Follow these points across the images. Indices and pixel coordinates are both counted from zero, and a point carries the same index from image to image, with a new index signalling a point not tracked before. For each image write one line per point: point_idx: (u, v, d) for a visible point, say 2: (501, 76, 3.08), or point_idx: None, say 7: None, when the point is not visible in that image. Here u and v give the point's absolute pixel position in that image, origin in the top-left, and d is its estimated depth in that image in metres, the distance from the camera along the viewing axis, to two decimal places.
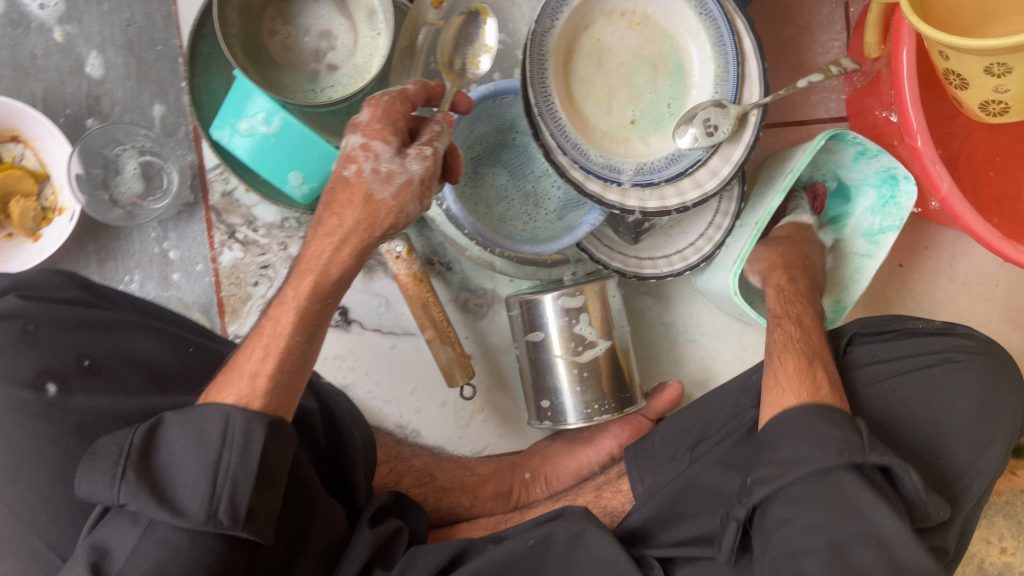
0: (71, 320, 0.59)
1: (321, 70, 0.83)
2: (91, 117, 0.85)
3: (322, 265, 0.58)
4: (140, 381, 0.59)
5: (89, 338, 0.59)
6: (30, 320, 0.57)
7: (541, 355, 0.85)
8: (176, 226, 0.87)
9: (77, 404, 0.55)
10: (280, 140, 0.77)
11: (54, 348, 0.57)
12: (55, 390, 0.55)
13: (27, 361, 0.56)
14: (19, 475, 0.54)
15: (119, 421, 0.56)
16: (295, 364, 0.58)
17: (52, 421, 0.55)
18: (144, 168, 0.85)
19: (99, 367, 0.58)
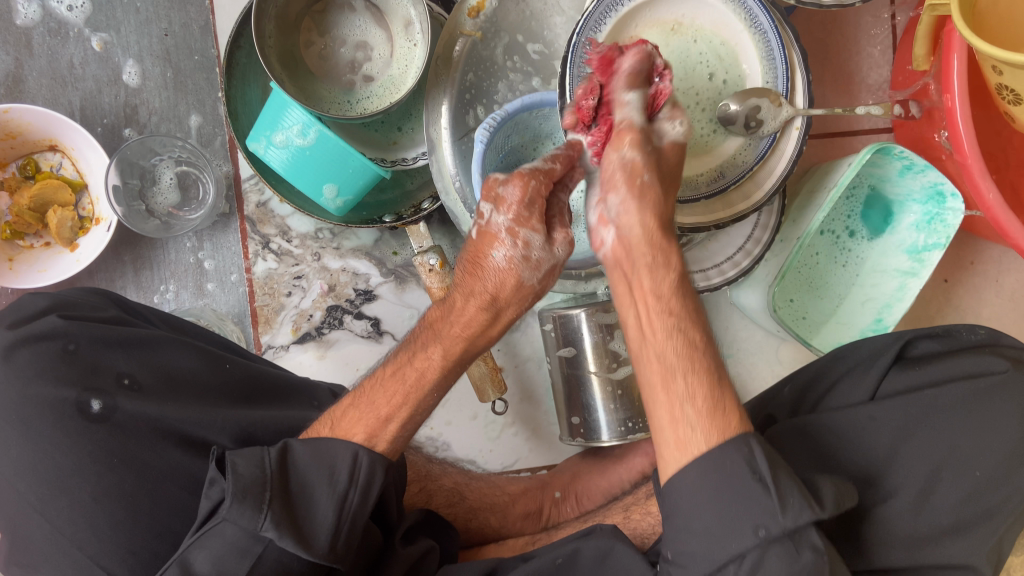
0: (110, 338, 0.59)
1: (357, 81, 0.83)
2: (128, 127, 0.85)
3: (473, 332, 0.59)
4: (173, 395, 0.59)
5: (127, 355, 0.60)
6: (71, 338, 0.58)
7: (575, 371, 0.84)
8: (211, 236, 0.87)
9: (119, 423, 0.56)
10: (316, 154, 0.77)
11: (94, 365, 0.58)
12: (98, 407, 0.56)
13: (71, 376, 0.57)
14: (59, 494, 0.54)
15: (163, 437, 0.57)
16: (422, 418, 0.59)
17: (101, 437, 0.55)
18: (180, 177, 0.85)
19: (140, 382, 0.59)
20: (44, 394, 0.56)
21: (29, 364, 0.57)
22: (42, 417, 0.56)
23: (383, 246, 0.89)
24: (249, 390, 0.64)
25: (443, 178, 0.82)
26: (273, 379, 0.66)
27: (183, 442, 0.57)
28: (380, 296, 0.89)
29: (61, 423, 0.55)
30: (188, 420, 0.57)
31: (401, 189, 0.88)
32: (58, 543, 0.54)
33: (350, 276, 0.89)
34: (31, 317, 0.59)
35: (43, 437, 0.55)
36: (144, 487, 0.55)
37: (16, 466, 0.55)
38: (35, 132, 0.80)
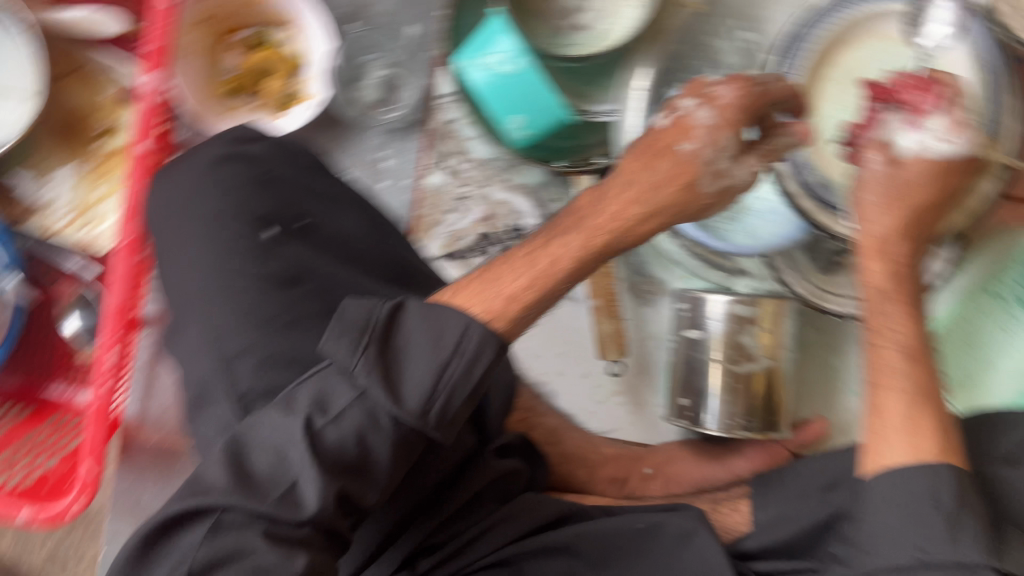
0: (304, 182, 0.65)
1: (567, 27, 0.85)
2: (352, 22, 0.92)
3: (615, 224, 0.58)
4: (334, 254, 0.64)
5: (311, 203, 0.65)
6: (273, 170, 0.65)
7: (698, 354, 0.85)
8: (396, 140, 0.93)
9: (282, 254, 0.61)
10: (517, 82, 0.82)
11: (281, 200, 0.64)
12: (271, 236, 0.62)
13: (259, 202, 0.63)
14: (220, 305, 0.60)
15: (307, 286, 0.61)
16: (546, 307, 0.57)
17: (267, 262, 0.61)
18: (388, 78, 0.91)
19: (311, 229, 0.64)
20: (233, 209, 0.62)
21: (233, 178, 0.63)
22: (225, 228, 0.61)
23: (545, 191, 0.93)
24: (400, 276, 0.67)
25: (621, 133, 0.83)
26: (425, 275, 0.69)
27: (330, 294, 0.61)
28: (531, 235, 0.93)
29: (239, 237, 0.61)
30: (343, 273, 0.62)
31: (577, 140, 0.88)
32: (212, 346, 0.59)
33: (508, 211, 0.94)
34: (248, 139, 0.66)
35: (222, 245, 0.61)
36: (288, 317, 0.59)
37: (194, 267, 0.62)
38: (278, 4, 0.88)
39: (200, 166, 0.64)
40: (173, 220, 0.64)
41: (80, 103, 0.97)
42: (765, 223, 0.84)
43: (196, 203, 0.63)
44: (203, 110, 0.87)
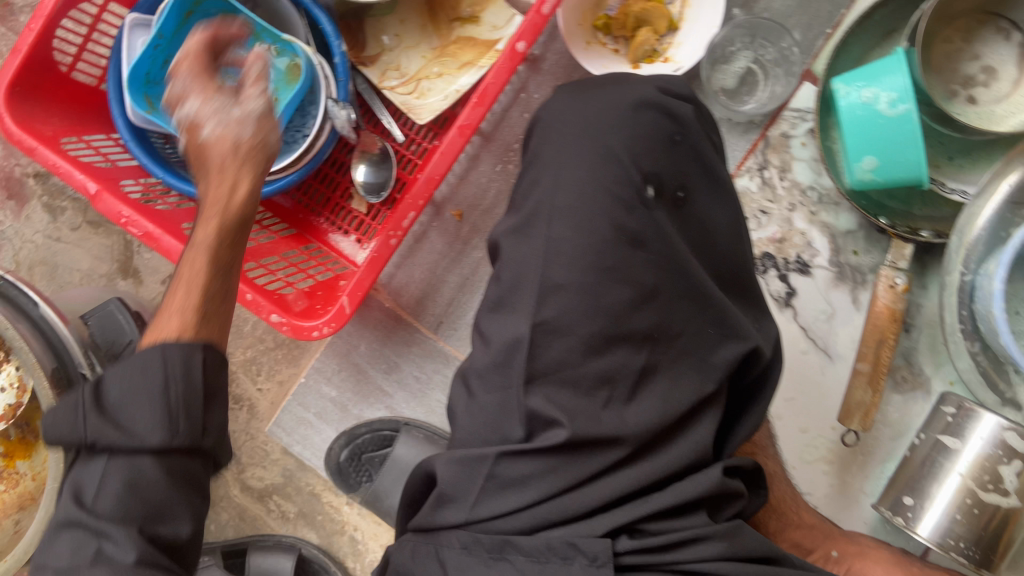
0: (699, 158, 0.66)
1: (960, 96, 0.82)
2: (740, 7, 0.91)
3: (221, 207, 0.59)
4: (693, 238, 0.66)
5: (694, 178, 0.66)
6: (681, 134, 0.65)
7: (941, 459, 0.81)
8: (727, 132, 0.93)
9: (652, 219, 0.63)
10: (887, 125, 0.79)
11: (674, 166, 0.65)
12: (651, 196, 0.63)
13: (652, 159, 0.64)
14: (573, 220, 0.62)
15: (643, 254, 0.62)
16: (217, 298, 0.59)
17: (632, 217, 0.62)
18: (747, 72, 0.90)
19: (686, 205, 0.65)
20: (629, 152, 0.63)
21: (645, 126, 0.64)
22: (617, 171, 0.63)
23: (849, 240, 0.90)
24: (732, 278, 0.67)
25: (968, 220, 0.80)
26: (750, 287, 0.69)
27: (673, 274, 0.63)
28: (813, 275, 0.91)
29: (618, 180, 0.63)
30: (684, 261, 0.63)
31: (907, 206, 0.87)
32: (545, 259, 0.62)
33: (802, 243, 0.92)
34: (674, 99, 0.66)
35: (601, 178, 0.63)
36: (629, 274, 0.61)
37: (563, 180, 0.63)
38: None
39: (621, 101, 0.65)
40: (567, 132, 0.66)
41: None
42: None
43: (597, 129, 0.64)
44: (574, 33, 0.89)
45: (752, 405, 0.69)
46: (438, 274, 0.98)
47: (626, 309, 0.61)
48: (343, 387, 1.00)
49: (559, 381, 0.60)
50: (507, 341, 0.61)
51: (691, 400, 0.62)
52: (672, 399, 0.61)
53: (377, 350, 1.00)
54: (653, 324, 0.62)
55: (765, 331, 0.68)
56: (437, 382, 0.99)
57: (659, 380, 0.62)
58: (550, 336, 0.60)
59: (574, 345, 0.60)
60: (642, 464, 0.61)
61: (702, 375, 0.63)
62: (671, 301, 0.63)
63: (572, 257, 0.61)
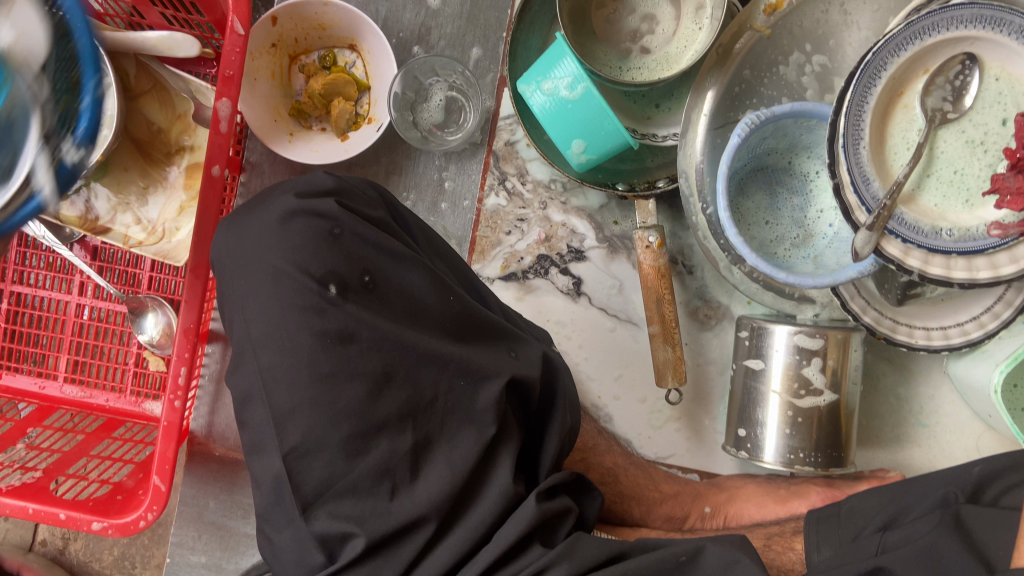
0: (368, 236, 0.62)
1: (634, 50, 0.85)
2: (417, 45, 0.92)
3: None
4: (400, 312, 0.62)
5: (377, 256, 0.62)
6: (337, 223, 0.61)
7: (756, 384, 0.83)
8: (457, 161, 0.94)
9: (347, 312, 0.59)
10: (576, 107, 0.81)
11: (346, 255, 0.61)
12: (335, 292, 0.59)
13: (320, 256, 0.60)
14: (272, 343, 0.59)
15: (355, 347, 0.59)
16: None
17: (325, 317, 0.58)
18: (448, 101, 0.92)
19: (378, 287, 0.62)
20: (294, 262, 0.60)
21: (298, 231, 0.61)
22: (293, 281, 0.59)
23: (605, 213, 0.93)
24: (465, 326, 0.65)
25: (688, 161, 0.83)
26: (490, 321, 0.66)
27: (395, 355, 0.60)
28: (590, 258, 0.93)
29: (296, 293, 0.59)
30: (401, 336, 0.60)
31: (641, 164, 0.90)
32: (266, 390, 0.59)
33: (567, 232, 0.93)
34: (315, 193, 0.63)
35: (278, 293, 0.60)
36: (344, 369, 0.58)
37: (253, 310, 0.60)
38: (344, 28, 0.90)
39: (271, 217, 0.62)
40: (235, 268, 0.63)
41: (158, 122, 0.99)
42: (835, 251, 0.82)
43: (260, 253, 0.61)
44: (273, 132, 0.89)
45: (549, 423, 0.69)
46: None
47: (365, 403, 0.58)
48: (209, 549, 0.97)
49: (336, 495, 0.59)
50: (270, 479, 0.59)
51: (475, 453, 0.61)
52: (456, 462, 0.61)
53: (227, 501, 0.98)
54: (401, 410, 0.60)
55: (525, 358, 0.67)
56: None
57: (437, 450, 0.61)
58: (307, 460, 0.58)
59: (335, 457, 0.58)
60: (456, 531, 0.61)
61: (477, 432, 0.62)
62: (410, 375, 0.60)
63: (289, 380, 0.58)
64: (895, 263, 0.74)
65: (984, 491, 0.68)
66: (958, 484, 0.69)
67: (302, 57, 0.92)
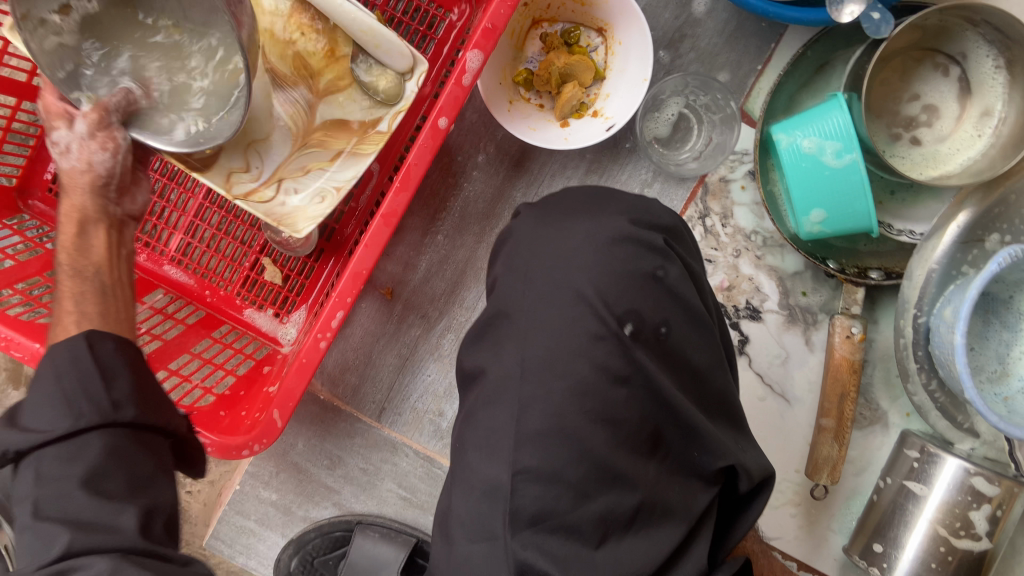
0: (685, 298, 0.58)
1: (903, 137, 0.80)
2: (666, 49, 0.85)
3: None
4: (681, 377, 0.58)
5: (679, 313, 0.58)
6: (660, 266, 0.58)
7: (909, 507, 0.80)
8: (663, 181, 0.88)
9: (640, 359, 0.55)
10: (833, 177, 0.76)
11: (655, 302, 0.57)
12: (630, 333, 0.55)
13: (625, 293, 0.56)
14: (538, 370, 0.55)
15: (630, 396, 0.55)
16: None
17: (610, 354, 0.55)
18: (680, 118, 0.86)
19: (668, 343, 0.57)
20: (603, 290, 0.56)
21: (619, 261, 0.57)
22: (596, 311, 0.55)
23: (797, 281, 0.88)
24: (717, 402, 0.61)
25: (921, 263, 0.79)
26: (733, 404, 0.62)
27: (653, 412, 0.57)
28: (764, 321, 0.89)
29: (591, 321, 0.55)
30: (672, 400, 0.57)
31: (853, 244, 0.84)
32: (520, 407, 0.55)
33: (750, 288, 0.89)
34: (649, 227, 0.59)
35: (571, 309, 0.55)
36: (607, 415, 0.55)
37: (530, 319, 0.56)
38: (602, 10, 0.82)
39: (597, 234, 0.58)
40: (533, 265, 0.58)
41: (284, 70, 0.78)
42: None
43: (563, 268, 0.57)
44: (496, 95, 0.82)
45: (744, 518, 0.66)
46: (374, 357, 0.91)
47: (609, 450, 0.55)
48: (284, 490, 0.93)
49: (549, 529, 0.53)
50: (486, 483, 0.55)
51: (681, 533, 0.58)
52: (660, 536, 0.57)
53: (316, 447, 0.93)
54: (637, 464, 0.56)
55: (750, 456, 0.63)
56: (386, 471, 0.92)
57: (654, 514, 0.57)
58: (535, 484, 0.54)
59: (563, 492, 0.54)
60: None
61: (687, 507, 0.60)
62: (673, 445, 0.59)
63: (547, 402, 0.54)
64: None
65: None
66: None
67: (545, 23, 0.85)
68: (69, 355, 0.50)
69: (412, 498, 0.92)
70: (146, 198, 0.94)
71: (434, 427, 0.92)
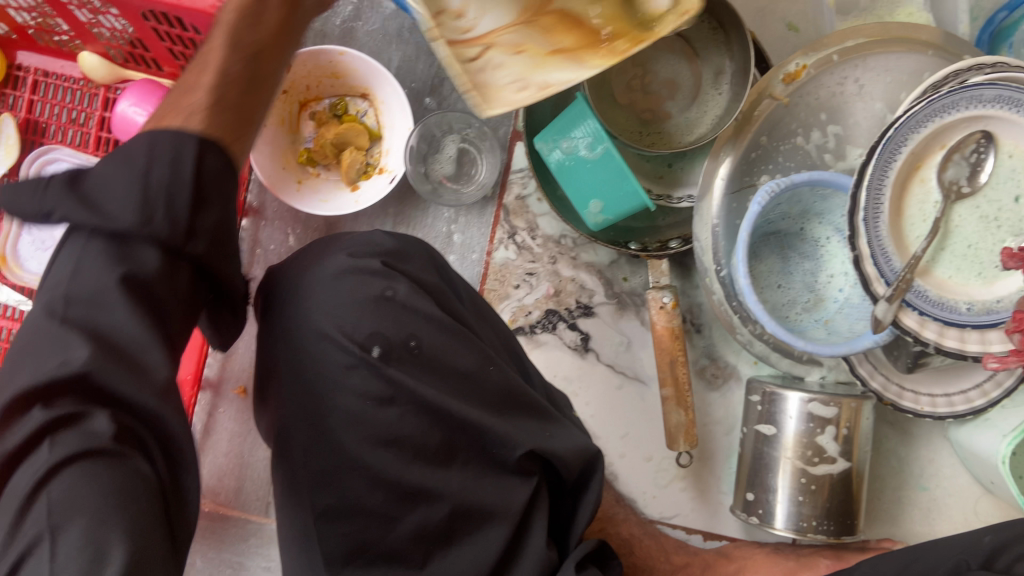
0: (422, 309, 0.61)
1: (655, 116, 0.85)
2: (430, 96, 0.91)
3: None
4: (446, 382, 0.61)
5: (424, 324, 0.61)
6: (388, 287, 0.61)
7: (767, 450, 0.83)
8: (467, 214, 0.93)
9: (393, 376, 0.58)
10: (596, 168, 0.81)
11: (396, 319, 0.60)
12: (378, 354, 0.59)
13: (361, 321, 0.59)
14: (308, 415, 0.58)
15: (399, 415, 0.59)
16: None
17: (365, 380, 0.58)
18: (460, 153, 0.91)
19: (421, 354, 0.60)
20: (340, 325, 0.59)
21: (346, 291, 0.60)
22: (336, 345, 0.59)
23: (615, 270, 0.92)
24: (502, 395, 0.63)
25: (704, 224, 0.83)
26: (523, 392, 0.63)
27: (432, 421, 0.60)
28: (599, 314, 0.92)
29: (338, 353, 0.59)
30: (442, 406, 0.59)
31: (652, 222, 0.89)
32: (302, 452, 0.58)
33: (577, 288, 0.92)
34: (365, 253, 0.62)
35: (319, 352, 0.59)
36: (385, 435, 0.58)
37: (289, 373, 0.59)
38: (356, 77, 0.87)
39: (324, 271, 0.62)
40: (279, 322, 0.62)
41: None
42: (846, 317, 0.82)
43: (302, 313, 0.60)
44: (281, 179, 0.86)
45: (585, 493, 0.68)
46: (248, 454, 0.93)
47: (398, 468, 0.58)
48: None
49: (365, 560, 0.58)
50: (298, 535, 0.59)
51: (505, 533, 0.61)
52: (485, 541, 0.61)
53: (216, 558, 0.94)
54: (434, 474, 0.60)
55: (559, 440, 0.63)
56: None
57: (471, 521, 0.61)
58: (339, 522, 0.58)
59: (368, 521, 0.58)
60: None
61: (505, 502, 0.61)
62: (468, 447, 0.61)
63: (325, 439, 0.58)
64: (912, 335, 0.75)
65: (998, 562, 0.68)
66: (967, 555, 0.70)
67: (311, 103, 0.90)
68: None
69: None
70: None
71: None
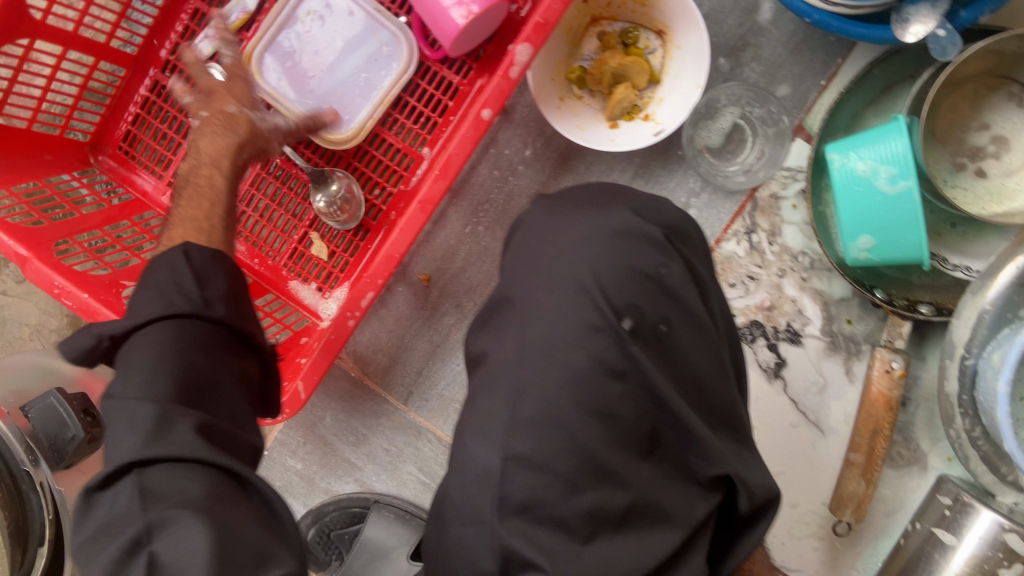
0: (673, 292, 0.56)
1: (969, 169, 0.76)
2: (725, 56, 0.84)
3: None
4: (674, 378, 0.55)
5: (674, 306, 0.56)
6: (664, 264, 0.56)
7: (936, 557, 0.76)
8: (713, 193, 0.85)
9: (634, 354, 0.53)
10: (886, 204, 0.72)
11: (650, 295, 0.55)
12: (627, 328, 0.54)
13: (626, 287, 0.55)
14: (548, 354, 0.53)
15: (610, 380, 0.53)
16: None
17: (606, 347, 0.53)
18: (734, 129, 0.84)
19: (666, 341, 0.55)
20: (602, 280, 0.54)
21: (622, 255, 0.55)
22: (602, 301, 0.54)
23: (842, 308, 0.85)
24: (721, 413, 0.57)
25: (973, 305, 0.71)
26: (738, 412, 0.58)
27: (651, 410, 0.54)
28: (805, 346, 0.86)
29: (588, 312, 0.54)
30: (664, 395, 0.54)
31: (906, 275, 0.81)
32: (515, 394, 0.53)
33: (793, 310, 0.86)
34: (651, 220, 0.58)
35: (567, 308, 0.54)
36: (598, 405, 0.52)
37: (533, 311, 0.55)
38: (664, 12, 0.80)
39: (602, 227, 0.57)
40: (538, 251, 0.58)
41: None
42: None
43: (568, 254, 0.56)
44: (545, 91, 0.82)
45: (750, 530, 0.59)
46: (406, 342, 0.92)
47: (600, 442, 0.52)
48: (309, 460, 0.95)
49: (533, 518, 0.51)
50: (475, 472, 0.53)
51: (676, 541, 0.53)
52: (652, 541, 0.52)
53: (343, 421, 0.95)
54: (630, 463, 0.53)
55: (753, 473, 0.57)
56: (408, 454, 0.94)
57: (646, 519, 0.53)
58: (524, 471, 0.51)
59: (551, 483, 0.51)
60: None
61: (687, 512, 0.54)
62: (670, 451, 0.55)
63: (541, 391, 0.53)
64: None
65: None
66: None
67: (605, 22, 0.84)
68: (167, 264, 0.57)
69: (430, 484, 0.93)
70: (168, 137, 0.94)
71: (458, 416, 0.92)
